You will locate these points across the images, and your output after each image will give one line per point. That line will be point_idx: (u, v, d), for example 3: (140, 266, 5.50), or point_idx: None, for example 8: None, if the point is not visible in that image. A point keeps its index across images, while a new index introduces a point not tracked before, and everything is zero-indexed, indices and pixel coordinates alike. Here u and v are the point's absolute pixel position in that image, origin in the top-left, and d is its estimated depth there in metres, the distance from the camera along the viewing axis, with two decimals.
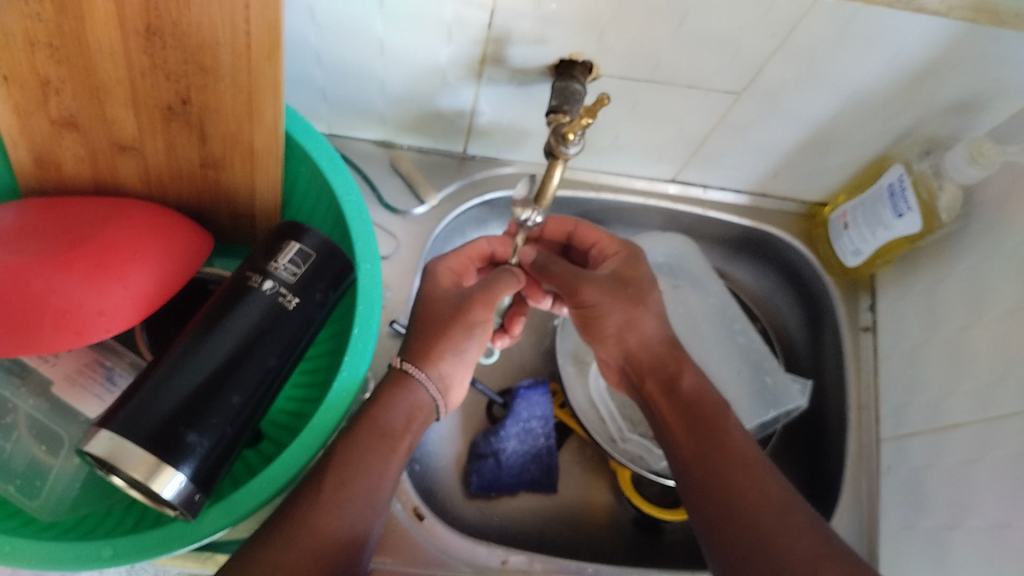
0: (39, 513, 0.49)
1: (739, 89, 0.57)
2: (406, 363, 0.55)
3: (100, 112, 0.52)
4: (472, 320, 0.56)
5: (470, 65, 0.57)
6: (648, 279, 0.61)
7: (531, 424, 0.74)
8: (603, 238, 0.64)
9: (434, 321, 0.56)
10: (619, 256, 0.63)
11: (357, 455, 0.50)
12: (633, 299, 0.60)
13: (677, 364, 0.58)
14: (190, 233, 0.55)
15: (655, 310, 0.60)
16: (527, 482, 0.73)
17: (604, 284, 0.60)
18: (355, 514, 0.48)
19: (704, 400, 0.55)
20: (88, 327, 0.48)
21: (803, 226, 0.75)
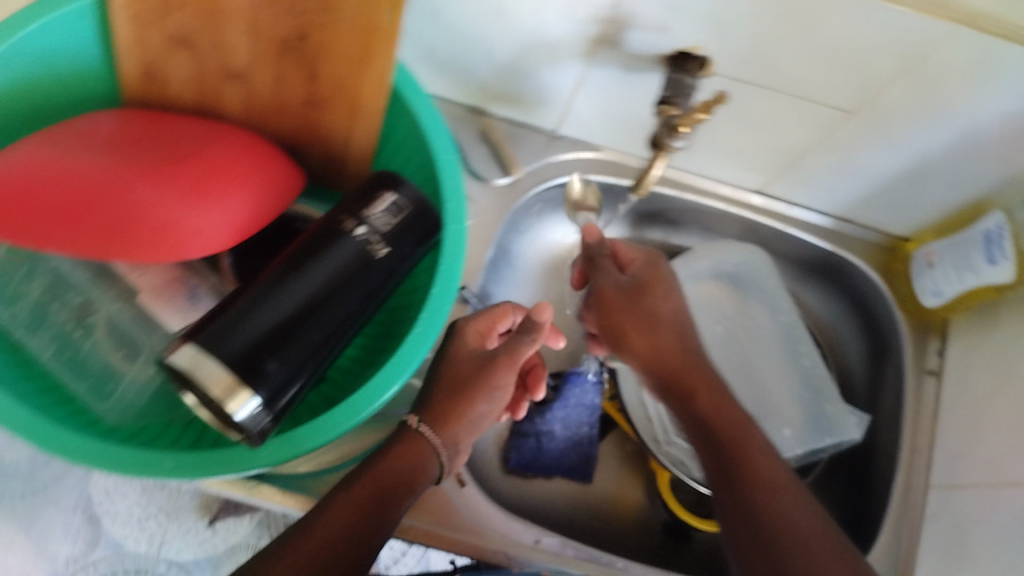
0: (107, 415, 0.50)
1: (849, 108, 0.56)
2: (422, 424, 0.55)
3: (217, 36, 0.53)
4: (494, 382, 0.57)
5: (585, 43, 0.56)
6: (672, 285, 0.61)
7: (577, 412, 0.74)
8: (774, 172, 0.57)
9: (457, 379, 0.57)
10: (638, 262, 0.62)
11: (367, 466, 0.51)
12: (648, 312, 0.60)
13: (692, 380, 0.57)
14: (284, 172, 0.56)
15: (670, 317, 0.59)
16: (560, 464, 0.73)
17: (623, 288, 0.61)
18: (360, 513, 0.48)
19: (726, 417, 0.55)
20: (184, 244, 0.48)
21: (883, 258, 0.73)
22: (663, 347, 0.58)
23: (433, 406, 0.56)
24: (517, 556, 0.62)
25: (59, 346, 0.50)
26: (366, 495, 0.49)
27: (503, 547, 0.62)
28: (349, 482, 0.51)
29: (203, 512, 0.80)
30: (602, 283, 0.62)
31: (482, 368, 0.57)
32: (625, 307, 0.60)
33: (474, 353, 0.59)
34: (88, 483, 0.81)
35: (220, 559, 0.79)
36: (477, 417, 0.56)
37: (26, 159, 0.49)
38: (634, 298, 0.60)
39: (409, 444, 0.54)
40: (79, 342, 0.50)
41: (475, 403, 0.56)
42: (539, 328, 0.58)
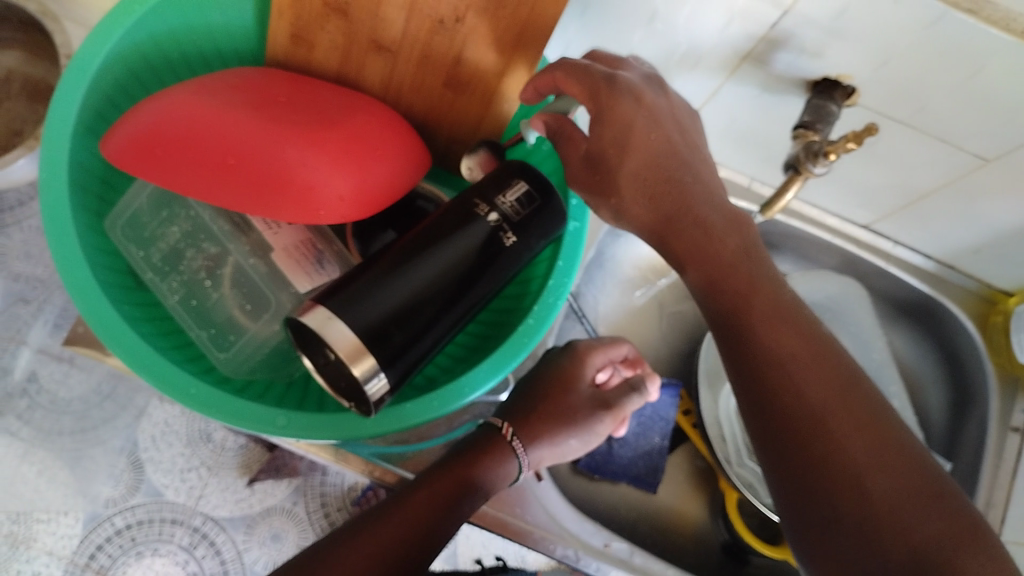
0: (224, 366, 0.51)
1: (988, 156, 0.55)
2: (515, 438, 0.59)
3: (373, 9, 0.53)
4: (592, 427, 0.63)
5: (731, 59, 0.56)
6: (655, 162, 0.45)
7: (652, 423, 0.74)
8: (573, 89, 0.45)
9: (560, 408, 0.62)
10: None
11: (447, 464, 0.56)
12: None
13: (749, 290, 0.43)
14: (415, 149, 0.57)
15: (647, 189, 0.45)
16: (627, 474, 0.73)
17: None
18: (438, 501, 0.53)
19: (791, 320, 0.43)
20: (326, 208, 0.49)
21: (981, 309, 0.73)
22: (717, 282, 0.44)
23: (530, 425, 0.61)
24: (586, 558, 0.62)
25: (187, 292, 0.51)
26: (445, 486, 0.54)
27: (574, 547, 0.62)
28: (434, 470, 0.56)
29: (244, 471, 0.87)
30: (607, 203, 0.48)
31: (587, 409, 0.63)
32: None
33: (586, 394, 0.63)
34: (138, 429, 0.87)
35: (254, 519, 0.86)
36: (563, 447, 0.62)
37: (183, 101, 0.50)
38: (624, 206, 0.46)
39: (496, 453, 0.58)
40: (208, 290, 0.51)
41: (566, 434, 0.62)
42: (644, 392, 0.65)
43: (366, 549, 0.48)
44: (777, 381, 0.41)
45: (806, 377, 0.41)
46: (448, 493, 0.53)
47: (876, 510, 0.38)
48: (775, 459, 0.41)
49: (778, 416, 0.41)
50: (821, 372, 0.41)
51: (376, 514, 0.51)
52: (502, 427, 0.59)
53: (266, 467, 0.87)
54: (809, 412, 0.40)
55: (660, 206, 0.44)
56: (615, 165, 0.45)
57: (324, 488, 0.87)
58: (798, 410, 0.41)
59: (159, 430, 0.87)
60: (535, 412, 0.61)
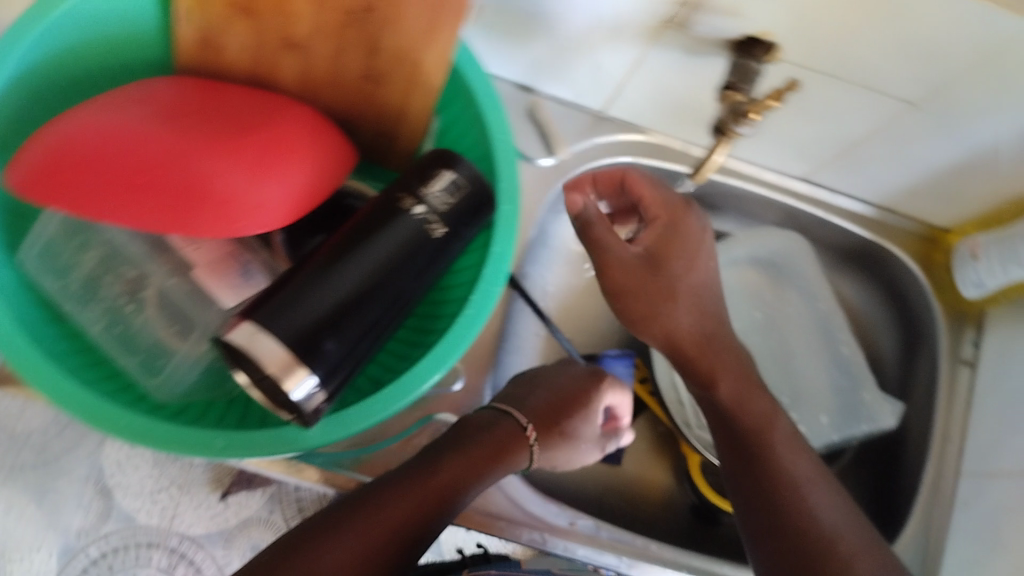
0: (156, 391, 0.50)
1: (914, 99, 0.55)
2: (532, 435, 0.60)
3: (279, 5, 0.52)
4: (581, 458, 0.65)
5: (650, 26, 0.55)
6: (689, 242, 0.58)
7: None
8: (650, 195, 0.58)
9: (568, 428, 0.63)
10: (656, 224, 0.58)
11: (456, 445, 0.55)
12: (660, 288, 0.57)
13: (709, 361, 0.58)
14: (336, 149, 0.56)
15: (686, 295, 0.57)
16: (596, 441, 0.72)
17: (636, 264, 0.56)
18: (448, 484, 0.52)
19: (749, 412, 0.58)
20: (245, 219, 0.48)
21: (922, 248, 0.73)
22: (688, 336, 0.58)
23: (547, 429, 0.62)
24: (553, 539, 0.63)
25: (110, 319, 0.50)
26: (454, 471, 0.53)
27: (541, 530, 0.63)
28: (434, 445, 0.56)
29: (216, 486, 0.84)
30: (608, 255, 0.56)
31: (583, 447, 0.65)
32: (640, 279, 0.56)
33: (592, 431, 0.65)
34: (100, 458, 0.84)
35: (231, 533, 0.83)
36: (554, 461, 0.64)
37: (91, 123, 0.48)
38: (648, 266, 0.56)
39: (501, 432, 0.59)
40: (131, 315, 0.50)
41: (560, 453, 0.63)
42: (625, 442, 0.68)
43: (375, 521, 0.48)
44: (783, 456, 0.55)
45: (783, 451, 0.56)
46: (458, 476, 0.53)
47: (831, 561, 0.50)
48: (773, 545, 0.52)
49: (780, 513, 0.53)
50: (801, 455, 0.56)
51: (380, 490, 0.51)
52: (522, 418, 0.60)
53: (236, 479, 0.84)
54: (791, 476, 0.54)
55: (640, 296, 0.56)
56: (677, 276, 0.57)
57: (299, 493, 0.84)
58: (797, 510, 0.53)
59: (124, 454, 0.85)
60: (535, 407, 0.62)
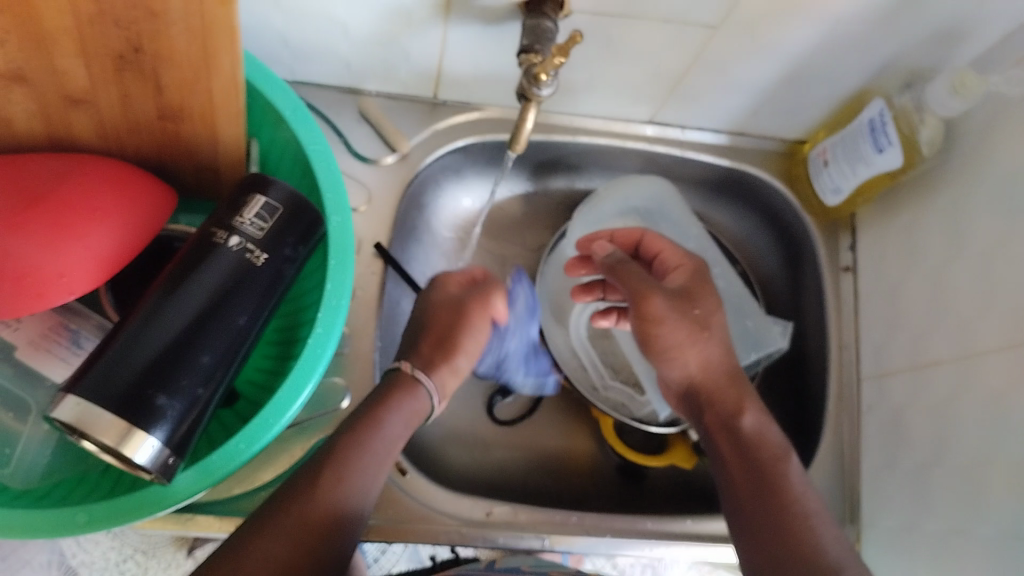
0: (12, 480, 0.48)
1: (714, 23, 0.55)
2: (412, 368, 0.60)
3: (48, 65, 0.49)
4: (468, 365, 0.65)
5: (437, 4, 0.54)
6: (714, 295, 0.61)
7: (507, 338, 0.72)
8: (671, 252, 0.64)
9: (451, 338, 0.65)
10: (683, 270, 0.62)
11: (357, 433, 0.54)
12: (697, 321, 0.59)
13: (739, 399, 0.57)
14: (147, 190, 0.54)
15: (719, 330, 0.59)
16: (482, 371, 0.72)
17: (670, 296, 0.59)
18: (351, 475, 0.51)
19: (765, 442, 0.55)
20: (48, 290, 0.47)
21: (782, 165, 0.73)
22: (711, 363, 0.58)
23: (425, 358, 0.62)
24: (472, 533, 0.61)
25: None
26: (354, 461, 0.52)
27: (457, 526, 0.61)
28: (375, 420, 0.55)
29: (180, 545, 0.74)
30: (648, 293, 0.58)
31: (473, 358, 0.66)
32: (676, 318, 0.58)
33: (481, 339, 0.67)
34: None
35: None
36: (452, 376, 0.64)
37: None
38: (682, 306, 0.59)
39: (409, 387, 0.59)
40: None
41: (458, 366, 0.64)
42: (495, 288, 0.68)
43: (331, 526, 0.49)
44: (769, 461, 0.53)
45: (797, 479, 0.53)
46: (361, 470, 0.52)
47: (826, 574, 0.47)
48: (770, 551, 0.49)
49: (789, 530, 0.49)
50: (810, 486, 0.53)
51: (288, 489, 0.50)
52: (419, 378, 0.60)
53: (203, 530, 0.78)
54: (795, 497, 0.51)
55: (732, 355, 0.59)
56: (713, 312, 0.60)
57: None
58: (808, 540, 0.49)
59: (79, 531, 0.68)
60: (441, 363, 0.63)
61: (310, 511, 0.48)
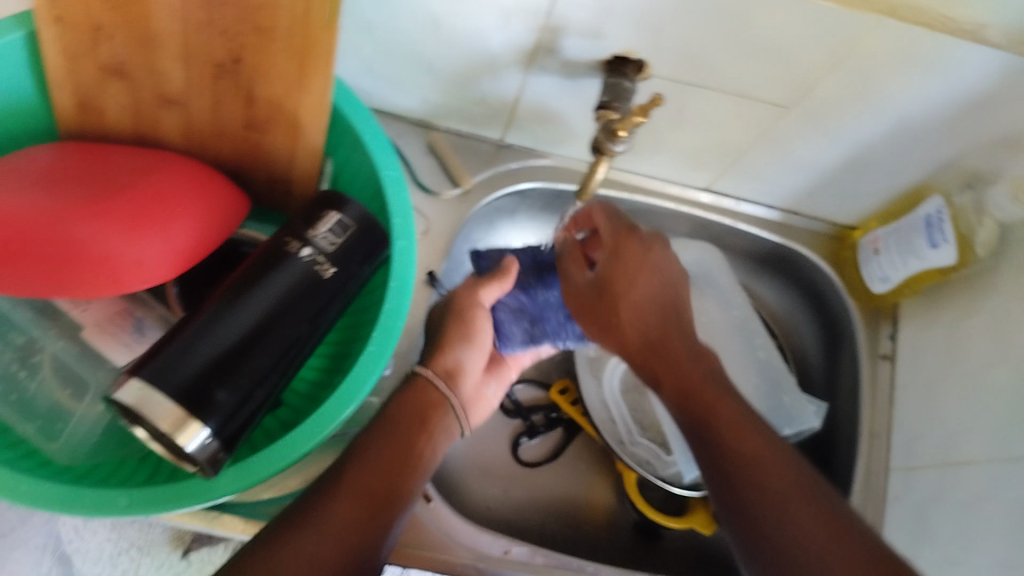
0: (57, 456, 0.49)
1: (786, 103, 0.57)
2: (424, 369, 0.57)
3: (149, 64, 0.52)
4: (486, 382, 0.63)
5: (523, 53, 0.56)
6: (638, 256, 0.58)
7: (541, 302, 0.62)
8: (602, 226, 0.60)
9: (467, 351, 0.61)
10: (607, 248, 0.59)
11: (387, 427, 0.52)
12: (607, 308, 0.58)
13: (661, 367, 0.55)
14: (228, 196, 0.56)
15: (633, 305, 0.57)
16: (510, 316, 0.62)
17: (585, 287, 0.59)
18: (387, 456, 0.49)
19: (706, 397, 0.52)
20: (124, 278, 0.49)
21: (831, 248, 0.75)
22: (629, 337, 0.57)
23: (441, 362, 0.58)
24: (489, 568, 0.61)
25: (5, 387, 0.50)
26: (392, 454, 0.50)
27: (473, 561, 0.61)
28: (383, 422, 0.52)
29: (176, 544, 0.75)
30: (567, 291, 0.60)
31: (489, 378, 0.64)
32: (587, 312, 0.59)
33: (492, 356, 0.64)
34: (56, 524, 0.75)
35: None
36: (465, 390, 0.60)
37: None
38: (597, 297, 0.58)
39: (424, 392, 0.56)
40: (25, 383, 0.50)
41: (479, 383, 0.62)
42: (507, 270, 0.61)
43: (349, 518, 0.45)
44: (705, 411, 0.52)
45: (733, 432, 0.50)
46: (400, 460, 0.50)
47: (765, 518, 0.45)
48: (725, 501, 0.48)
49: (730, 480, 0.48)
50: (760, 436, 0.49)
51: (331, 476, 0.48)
52: (426, 372, 0.57)
53: (196, 536, 0.75)
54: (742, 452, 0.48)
55: (652, 323, 0.57)
56: (622, 292, 0.57)
57: None
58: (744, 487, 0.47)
59: (81, 518, 0.74)
60: (446, 349, 0.59)
61: (347, 489, 0.47)
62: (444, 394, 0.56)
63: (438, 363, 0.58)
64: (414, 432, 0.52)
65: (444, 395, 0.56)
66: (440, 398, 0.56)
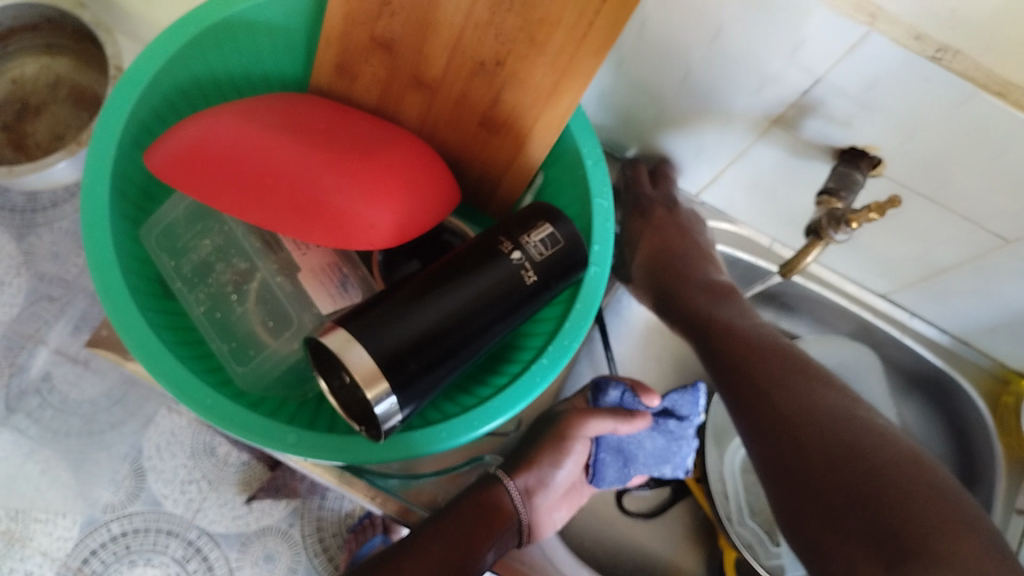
0: (241, 380, 0.52)
1: (1007, 237, 0.56)
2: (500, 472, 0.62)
3: (417, 46, 0.55)
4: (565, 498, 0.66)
5: (760, 121, 0.57)
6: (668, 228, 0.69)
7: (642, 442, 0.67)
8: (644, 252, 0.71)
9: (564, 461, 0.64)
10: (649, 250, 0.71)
11: (452, 520, 0.58)
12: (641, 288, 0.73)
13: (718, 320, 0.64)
14: (444, 184, 0.58)
15: (654, 247, 0.70)
16: (611, 453, 0.67)
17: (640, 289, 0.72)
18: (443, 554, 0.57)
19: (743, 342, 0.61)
20: (354, 235, 0.50)
21: (993, 387, 0.72)
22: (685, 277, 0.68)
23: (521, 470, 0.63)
24: None
25: (213, 304, 0.53)
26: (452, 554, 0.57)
27: None
28: (454, 518, 0.58)
29: (243, 489, 0.93)
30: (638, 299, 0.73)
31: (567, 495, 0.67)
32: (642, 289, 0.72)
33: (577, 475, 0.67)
34: (144, 438, 0.93)
35: (248, 537, 0.92)
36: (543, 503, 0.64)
37: (230, 122, 0.52)
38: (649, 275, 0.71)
39: (491, 492, 0.61)
40: (233, 305, 0.53)
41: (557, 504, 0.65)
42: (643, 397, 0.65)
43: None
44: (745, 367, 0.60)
45: (782, 398, 0.57)
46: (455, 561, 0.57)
47: (841, 466, 0.52)
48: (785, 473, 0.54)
49: (787, 442, 0.55)
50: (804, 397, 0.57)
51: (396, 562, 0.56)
52: (507, 481, 0.62)
53: (265, 486, 0.93)
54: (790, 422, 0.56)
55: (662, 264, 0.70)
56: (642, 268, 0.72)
57: (320, 513, 0.95)
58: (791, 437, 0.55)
59: (164, 442, 0.93)
60: (532, 466, 0.63)
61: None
62: (515, 506, 0.61)
63: (519, 476, 0.63)
64: (473, 530, 0.58)
65: (515, 507, 0.61)
66: (508, 507, 0.61)
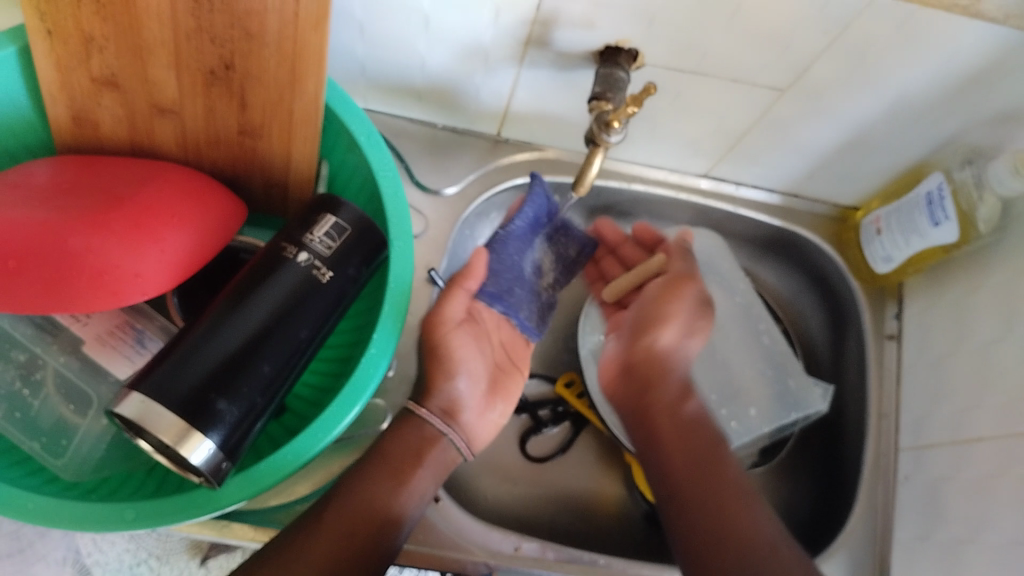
0: (65, 471, 0.52)
1: (782, 86, 0.56)
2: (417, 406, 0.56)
3: (141, 74, 0.52)
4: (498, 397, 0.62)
5: (515, 46, 0.56)
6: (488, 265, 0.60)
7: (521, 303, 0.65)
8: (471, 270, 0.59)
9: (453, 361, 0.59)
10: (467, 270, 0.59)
11: (374, 467, 0.53)
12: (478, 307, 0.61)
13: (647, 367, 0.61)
14: (223, 204, 0.56)
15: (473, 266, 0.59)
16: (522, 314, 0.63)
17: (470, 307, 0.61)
18: (376, 499, 0.51)
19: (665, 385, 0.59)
20: (122, 288, 0.49)
21: (833, 229, 0.74)
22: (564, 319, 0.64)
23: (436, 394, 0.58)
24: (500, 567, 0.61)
25: (10, 405, 0.52)
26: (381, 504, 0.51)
27: (485, 558, 0.60)
28: (382, 454, 0.53)
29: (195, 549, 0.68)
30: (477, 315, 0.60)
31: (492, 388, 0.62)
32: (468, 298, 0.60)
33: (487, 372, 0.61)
34: None
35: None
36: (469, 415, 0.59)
37: None
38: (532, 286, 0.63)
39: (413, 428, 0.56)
40: (29, 400, 0.52)
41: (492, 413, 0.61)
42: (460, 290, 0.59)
43: (326, 551, 0.47)
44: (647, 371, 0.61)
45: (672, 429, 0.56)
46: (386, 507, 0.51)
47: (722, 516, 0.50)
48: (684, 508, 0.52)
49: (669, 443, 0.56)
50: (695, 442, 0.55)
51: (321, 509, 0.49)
52: (421, 410, 0.56)
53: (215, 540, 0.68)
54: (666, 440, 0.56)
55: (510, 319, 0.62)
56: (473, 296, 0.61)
57: None
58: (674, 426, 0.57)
59: None
60: (437, 384, 0.58)
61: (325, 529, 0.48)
62: (441, 429, 0.56)
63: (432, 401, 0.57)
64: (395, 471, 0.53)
65: (441, 430, 0.56)
66: (434, 433, 0.56)
